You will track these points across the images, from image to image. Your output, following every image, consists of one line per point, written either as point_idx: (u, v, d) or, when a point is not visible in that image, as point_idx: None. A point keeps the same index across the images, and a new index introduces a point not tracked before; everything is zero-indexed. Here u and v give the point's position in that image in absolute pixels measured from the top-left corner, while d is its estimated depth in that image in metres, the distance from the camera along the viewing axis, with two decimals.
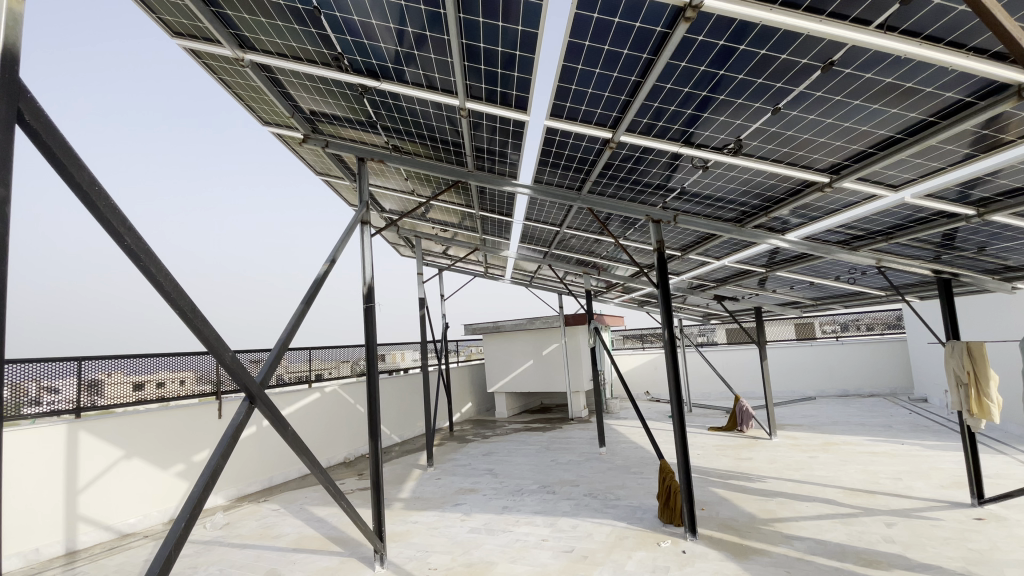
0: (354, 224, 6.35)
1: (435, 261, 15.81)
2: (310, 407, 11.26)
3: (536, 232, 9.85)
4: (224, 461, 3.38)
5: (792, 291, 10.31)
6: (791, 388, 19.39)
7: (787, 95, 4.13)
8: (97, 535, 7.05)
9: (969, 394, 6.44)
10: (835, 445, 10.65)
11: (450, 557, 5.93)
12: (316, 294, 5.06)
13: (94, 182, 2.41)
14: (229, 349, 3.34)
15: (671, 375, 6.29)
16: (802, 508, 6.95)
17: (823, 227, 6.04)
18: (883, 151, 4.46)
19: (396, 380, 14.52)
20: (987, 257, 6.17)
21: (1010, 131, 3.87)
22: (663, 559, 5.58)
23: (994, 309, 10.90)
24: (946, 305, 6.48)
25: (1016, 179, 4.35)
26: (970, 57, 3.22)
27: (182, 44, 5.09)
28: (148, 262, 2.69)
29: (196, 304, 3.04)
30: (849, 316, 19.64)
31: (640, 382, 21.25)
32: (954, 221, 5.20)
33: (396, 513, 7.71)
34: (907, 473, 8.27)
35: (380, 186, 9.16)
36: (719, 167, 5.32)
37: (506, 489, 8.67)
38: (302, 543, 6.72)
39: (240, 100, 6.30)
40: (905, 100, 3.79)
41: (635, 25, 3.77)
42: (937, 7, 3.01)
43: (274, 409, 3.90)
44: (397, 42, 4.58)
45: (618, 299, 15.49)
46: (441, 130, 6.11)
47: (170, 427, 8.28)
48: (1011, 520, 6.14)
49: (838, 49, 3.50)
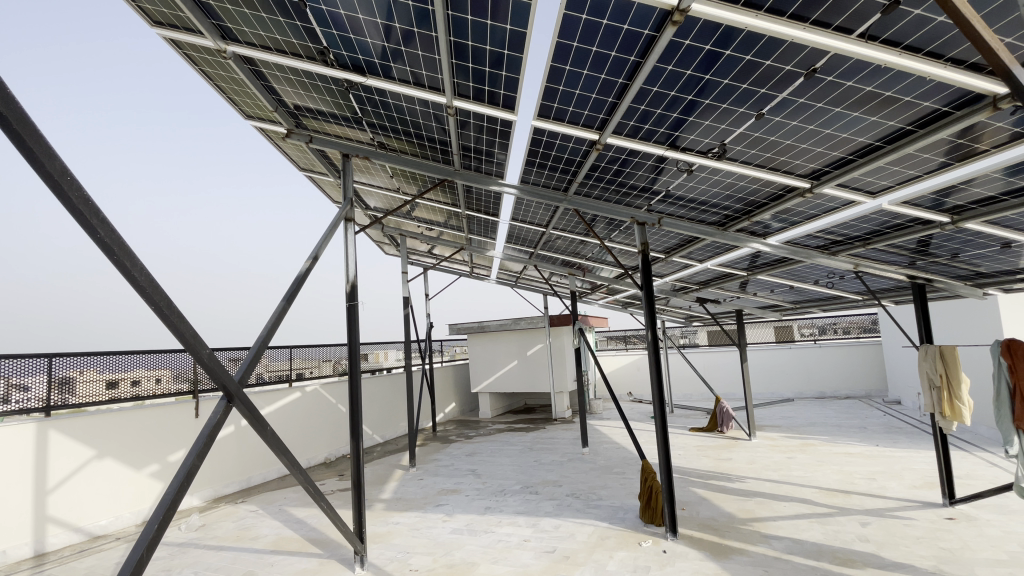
0: (338, 221, 6.26)
1: (420, 260, 15.70)
2: (291, 407, 11.09)
3: (523, 233, 9.85)
4: (200, 460, 3.28)
5: (772, 295, 10.47)
6: (770, 388, 19.75)
7: (771, 101, 4.19)
8: (67, 537, 6.83)
9: (941, 396, 6.60)
10: (812, 446, 10.87)
11: (431, 558, 5.88)
12: (299, 291, 4.97)
13: (65, 171, 2.31)
14: (206, 347, 3.24)
15: (654, 376, 6.22)
16: (780, 508, 7.07)
17: (803, 232, 6.14)
18: (862, 158, 4.56)
19: (379, 380, 14.33)
20: (960, 263, 6.34)
21: (985, 141, 3.97)
22: (644, 559, 5.61)
23: (968, 315, 11.18)
24: (919, 309, 6.64)
25: (990, 187, 4.46)
26: (948, 67, 3.30)
27: (162, 33, 4.97)
28: (122, 256, 2.61)
29: (169, 296, 2.91)
30: (827, 320, 19.96)
31: (623, 383, 21.45)
32: (928, 228, 5.35)
33: (377, 514, 7.63)
34: (881, 474, 8.47)
35: (365, 184, 9.10)
36: (703, 171, 5.39)
37: (489, 490, 8.64)
38: (280, 545, 6.60)
39: (220, 92, 6.16)
40: (885, 108, 3.88)
41: (624, 28, 3.79)
42: (917, 17, 3.07)
43: (253, 409, 3.80)
44: (384, 37, 4.53)
45: (602, 300, 15.61)
46: (427, 128, 6.07)
47: (145, 428, 8.07)
48: (981, 520, 6.31)
49: (821, 56, 3.56)
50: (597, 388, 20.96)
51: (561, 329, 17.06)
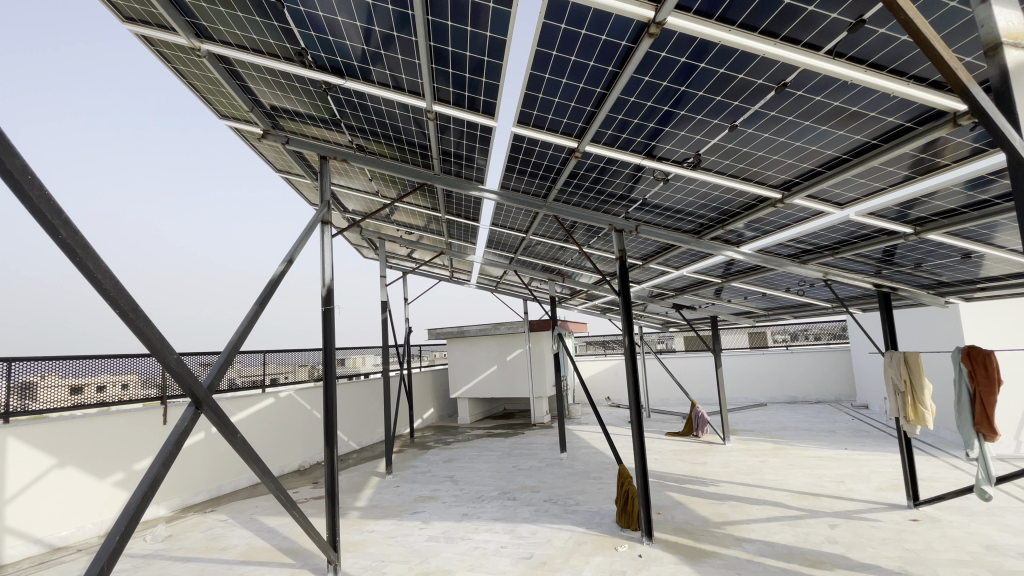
0: (315, 223, 6.16)
1: (399, 263, 15.56)
2: (264, 413, 10.86)
3: (502, 238, 9.85)
4: (166, 469, 3.17)
5: (746, 301, 10.70)
6: (744, 393, 20.12)
7: (743, 113, 4.29)
8: (25, 549, 6.53)
9: (905, 400, 6.82)
10: (784, 449, 11.12)
11: (407, 567, 5.81)
12: (272, 295, 4.86)
13: (27, 170, 2.22)
14: (173, 352, 3.15)
15: (631, 381, 6.24)
16: (753, 511, 7.19)
17: (774, 241, 6.30)
18: (830, 170, 4.70)
19: (355, 386, 14.14)
20: (922, 273, 6.58)
21: (946, 156, 4.13)
22: (620, 564, 5.63)
23: (931, 322, 11.58)
24: (884, 316, 6.86)
25: (950, 199, 4.65)
26: (911, 84, 3.43)
27: (133, 30, 4.85)
28: (85, 258, 2.51)
29: (135, 300, 2.82)
30: (798, 326, 20.50)
31: (601, 388, 21.59)
32: (893, 239, 5.55)
33: (353, 522, 7.50)
34: (849, 477, 8.69)
35: (343, 187, 8.98)
36: (678, 180, 5.49)
37: (466, 497, 8.56)
38: (250, 555, 6.42)
39: (194, 91, 6.03)
40: (851, 122, 4.02)
41: (602, 38, 3.84)
42: (882, 36, 3.19)
43: (222, 415, 3.69)
44: (364, 40, 4.51)
45: (581, 306, 15.72)
46: (407, 132, 6.03)
47: (109, 435, 7.79)
48: (944, 521, 6.53)
49: (791, 71, 3.67)
50: (576, 393, 21.01)
51: (540, 334, 17.10)
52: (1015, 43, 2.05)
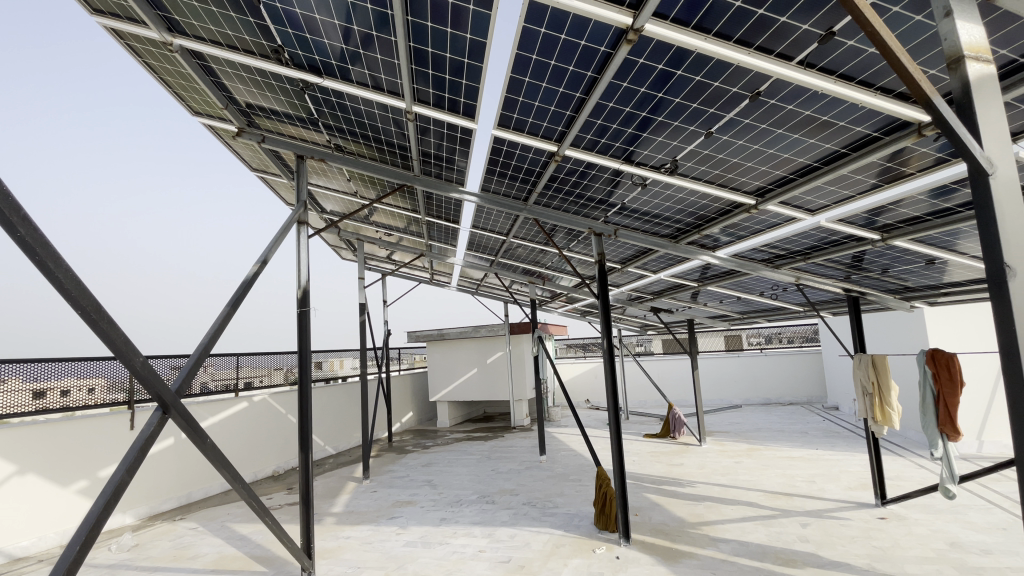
0: (291, 223, 6.05)
1: (378, 265, 15.40)
2: (236, 417, 10.59)
3: (482, 241, 9.84)
4: (130, 475, 3.05)
5: (721, 305, 10.87)
6: (720, 396, 20.48)
7: (718, 121, 4.36)
8: None
9: (873, 402, 7.01)
10: (758, 450, 11.32)
11: (383, 573, 5.72)
12: (244, 296, 4.73)
13: None
14: (139, 354, 3.05)
15: (609, 384, 6.26)
16: (727, 511, 7.31)
17: (749, 246, 6.41)
18: (802, 177, 4.82)
19: (332, 390, 13.92)
20: (889, 278, 6.80)
21: (911, 165, 4.27)
22: (598, 566, 5.64)
23: (898, 326, 11.97)
24: (853, 320, 7.05)
25: (914, 207, 4.81)
26: (878, 95, 3.54)
27: (102, 22, 4.70)
28: (45, 256, 2.40)
29: (99, 301, 2.72)
30: (772, 330, 20.97)
31: (580, 391, 21.71)
32: (861, 245, 5.72)
33: (328, 528, 7.36)
34: (820, 477, 8.90)
35: (321, 187, 8.85)
36: (656, 185, 5.56)
37: (444, 501, 8.49)
38: (221, 564, 6.24)
39: (167, 87, 5.89)
40: (821, 131, 4.12)
41: (581, 43, 3.86)
42: (851, 47, 3.28)
43: (191, 420, 3.57)
44: (343, 39, 4.45)
45: (561, 309, 15.81)
46: (386, 132, 5.96)
47: (72, 441, 7.50)
48: (910, 519, 6.73)
49: (765, 80, 3.74)
50: (556, 396, 21.06)
51: (521, 337, 17.10)
52: (976, 57, 2.13)
